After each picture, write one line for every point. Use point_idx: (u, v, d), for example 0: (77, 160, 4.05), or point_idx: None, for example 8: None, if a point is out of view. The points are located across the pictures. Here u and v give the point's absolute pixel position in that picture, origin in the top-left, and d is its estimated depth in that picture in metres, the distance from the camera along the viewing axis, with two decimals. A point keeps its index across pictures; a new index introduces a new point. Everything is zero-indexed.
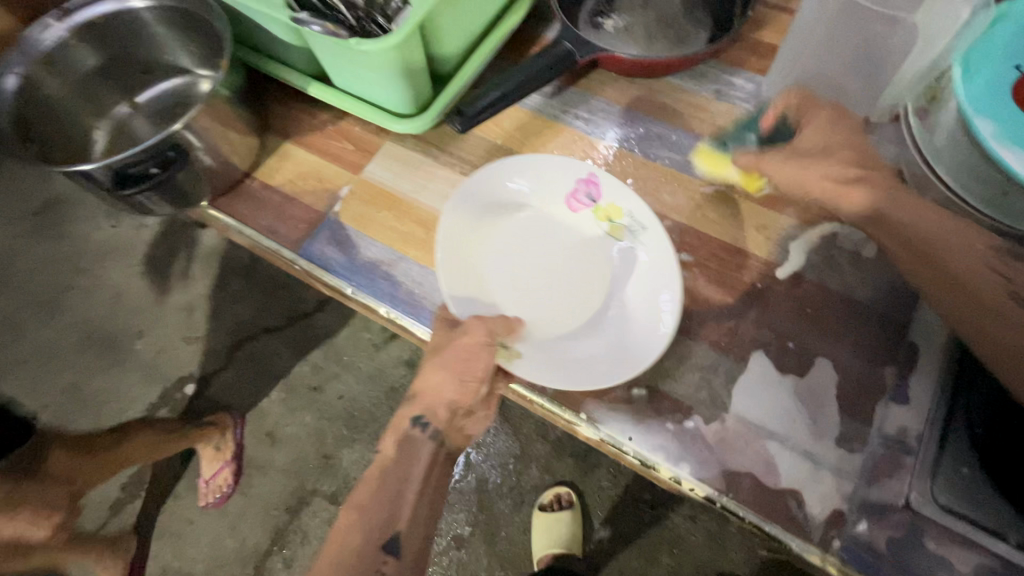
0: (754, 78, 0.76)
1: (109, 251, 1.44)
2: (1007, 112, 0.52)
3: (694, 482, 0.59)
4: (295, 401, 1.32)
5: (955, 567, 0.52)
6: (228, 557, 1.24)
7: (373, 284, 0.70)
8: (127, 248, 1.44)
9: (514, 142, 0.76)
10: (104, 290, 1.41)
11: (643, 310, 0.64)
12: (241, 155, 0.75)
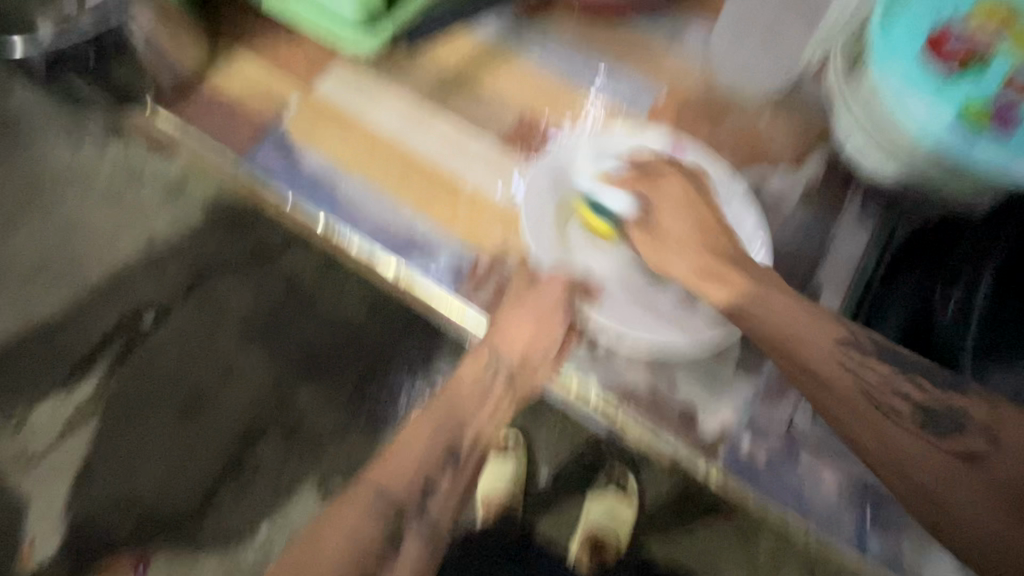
0: (706, 27, 0.78)
1: (45, 154, 1.25)
2: (912, 65, 0.57)
3: (605, 401, 0.64)
4: (259, 333, 1.15)
5: (818, 476, 0.61)
6: (177, 486, 1.10)
7: (316, 198, 0.72)
8: (61, 155, 1.25)
9: (465, 70, 0.77)
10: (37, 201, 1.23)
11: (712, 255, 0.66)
12: (187, 60, 0.76)
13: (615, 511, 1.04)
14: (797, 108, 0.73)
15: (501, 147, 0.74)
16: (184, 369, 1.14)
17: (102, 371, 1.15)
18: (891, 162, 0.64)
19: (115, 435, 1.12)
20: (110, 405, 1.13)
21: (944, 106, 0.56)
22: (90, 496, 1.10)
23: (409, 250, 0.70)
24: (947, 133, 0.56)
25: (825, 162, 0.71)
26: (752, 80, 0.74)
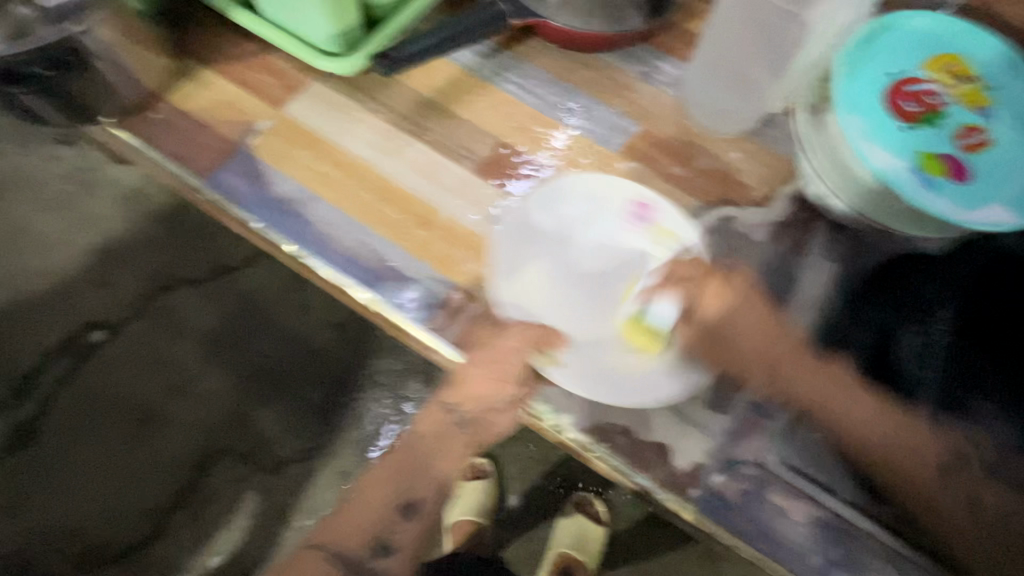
0: (679, 65, 0.80)
1: None
2: (873, 113, 0.59)
3: (576, 437, 0.64)
4: (215, 355, 1.09)
5: (788, 513, 0.61)
6: (123, 518, 1.02)
7: (283, 223, 0.70)
8: (8, 162, 1.17)
9: (441, 97, 0.77)
10: None
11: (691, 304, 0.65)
12: (150, 76, 0.73)
13: (584, 536, 1.00)
14: (764, 147, 0.75)
15: (477, 175, 0.73)
16: (134, 392, 1.07)
17: (42, 393, 1.07)
18: (852, 203, 0.65)
19: (55, 462, 1.04)
20: (51, 431, 1.05)
21: (904, 154, 0.58)
22: (25, 529, 1.01)
23: (379, 278, 0.69)
24: (910, 179, 0.57)
25: (792, 199, 0.73)
26: (725, 121, 0.75)
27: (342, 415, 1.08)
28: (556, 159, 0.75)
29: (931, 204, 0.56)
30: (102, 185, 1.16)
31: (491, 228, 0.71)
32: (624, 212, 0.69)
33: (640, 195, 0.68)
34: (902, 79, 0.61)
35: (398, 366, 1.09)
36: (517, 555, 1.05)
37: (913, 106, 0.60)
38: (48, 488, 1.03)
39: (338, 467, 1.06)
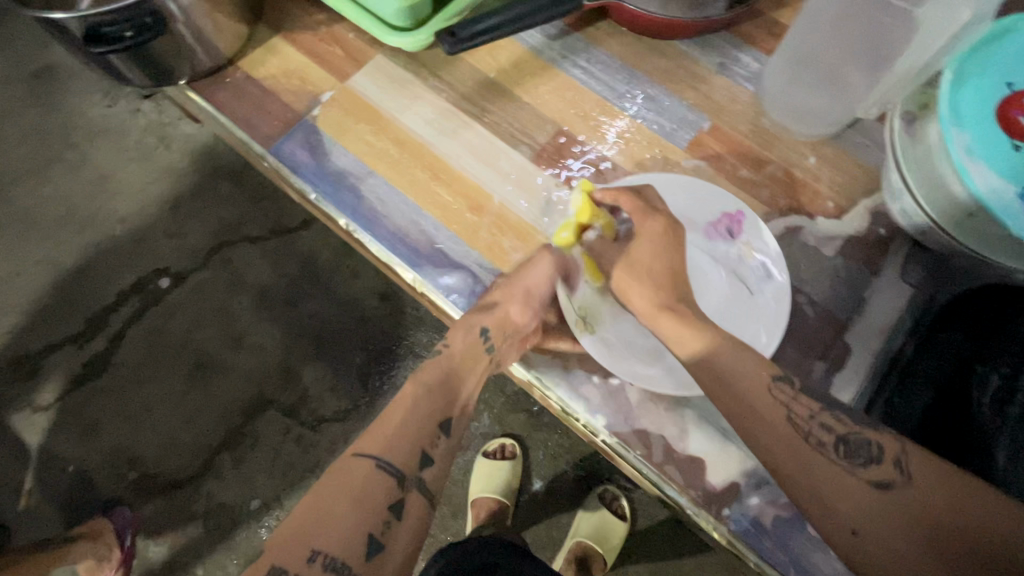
0: (760, 58, 0.74)
1: (77, 110, 1.25)
2: (983, 128, 0.53)
3: (608, 438, 0.63)
4: (267, 312, 1.14)
5: (825, 546, 0.58)
6: (177, 453, 1.09)
7: (339, 197, 0.71)
8: (93, 113, 1.24)
9: (504, 77, 0.75)
10: (63, 156, 1.23)
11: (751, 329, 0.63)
12: (225, 42, 0.75)
13: (607, 530, 0.99)
14: (845, 154, 0.70)
15: (533, 162, 0.71)
16: (193, 338, 1.13)
17: (114, 330, 1.14)
18: (942, 225, 0.59)
19: (121, 394, 1.12)
20: (119, 366, 1.13)
21: (1012, 176, 0.52)
22: (91, 454, 1.09)
23: (427, 258, 0.69)
24: (1015, 204, 0.51)
25: (870, 214, 0.67)
26: (803, 123, 0.70)
27: (380, 383, 1.10)
28: (617, 153, 0.72)
29: None
30: (175, 142, 1.21)
31: (543, 219, 0.70)
32: (715, 220, 0.67)
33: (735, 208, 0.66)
34: (1022, 91, 0.54)
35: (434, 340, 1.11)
36: (537, 540, 1.04)
37: None
38: (111, 418, 1.11)
39: None
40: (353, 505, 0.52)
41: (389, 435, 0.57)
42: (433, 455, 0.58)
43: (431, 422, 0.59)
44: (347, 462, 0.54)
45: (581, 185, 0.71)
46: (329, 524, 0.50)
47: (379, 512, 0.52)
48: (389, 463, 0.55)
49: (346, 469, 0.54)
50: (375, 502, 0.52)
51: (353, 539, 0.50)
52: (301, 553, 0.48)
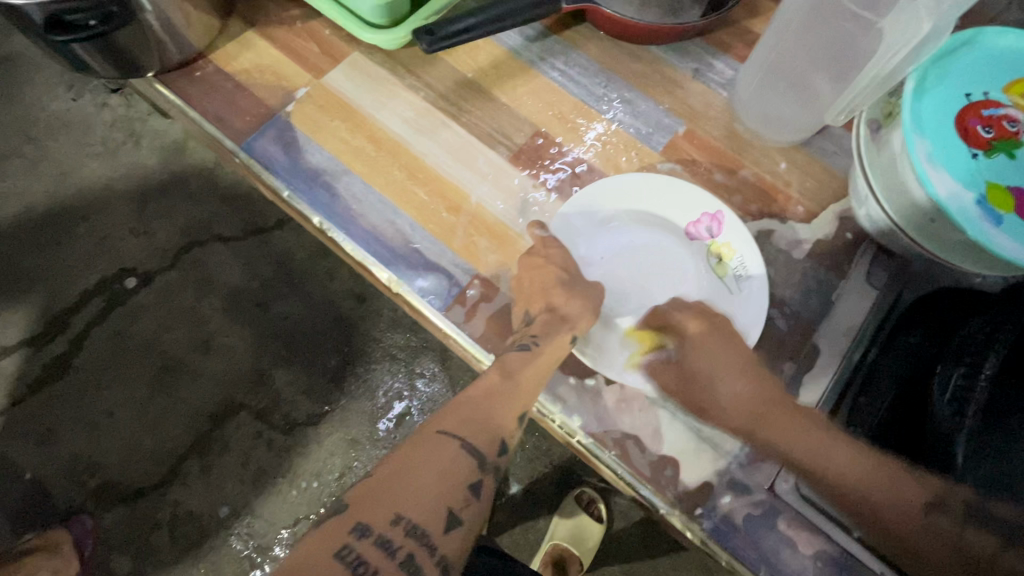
0: (734, 66, 0.75)
1: (39, 102, 1.20)
2: (942, 136, 0.55)
3: (584, 438, 0.63)
4: (239, 314, 1.11)
5: (795, 543, 0.59)
6: (141, 459, 1.05)
7: (313, 195, 0.70)
8: (57, 106, 1.20)
9: (483, 77, 0.75)
10: (23, 150, 1.18)
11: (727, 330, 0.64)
12: (197, 35, 0.73)
13: (582, 534, 0.99)
14: (814, 159, 0.72)
15: (511, 163, 0.71)
16: (161, 339, 1.10)
17: (76, 331, 1.10)
18: (907, 231, 0.60)
19: (82, 398, 1.07)
20: (81, 369, 1.08)
21: (970, 183, 0.53)
22: (48, 462, 1.05)
23: (404, 258, 0.68)
24: (973, 210, 0.53)
25: (837, 219, 0.69)
26: (772, 129, 0.72)
27: (355, 385, 1.09)
28: (594, 155, 0.72)
29: (996, 242, 0.51)
30: (145, 137, 1.18)
31: (519, 220, 0.70)
32: (694, 220, 0.67)
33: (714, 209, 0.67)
34: (978, 101, 0.57)
35: (412, 342, 1.10)
36: (512, 543, 1.04)
37: (985, 131, 0.55)
38: (70, 422, 1.06)
39: (346, 435, 1.07)
40: (437, 477, 0.46)
41: (468, 413, 0.52)
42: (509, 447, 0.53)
43: (499, 407, 0.54)
44: (427, 437, 0.49)
45: (559, 187, 0.71)
46: (416, 489, 0.45)
47: (460, 489, 0.47)
48: (472, 441, 0.49)
49: (428, 443, 0.48)
50: (456, 477, 0.47)
51: (430, 508, 0.45)
52: (385, 516, 0.43)
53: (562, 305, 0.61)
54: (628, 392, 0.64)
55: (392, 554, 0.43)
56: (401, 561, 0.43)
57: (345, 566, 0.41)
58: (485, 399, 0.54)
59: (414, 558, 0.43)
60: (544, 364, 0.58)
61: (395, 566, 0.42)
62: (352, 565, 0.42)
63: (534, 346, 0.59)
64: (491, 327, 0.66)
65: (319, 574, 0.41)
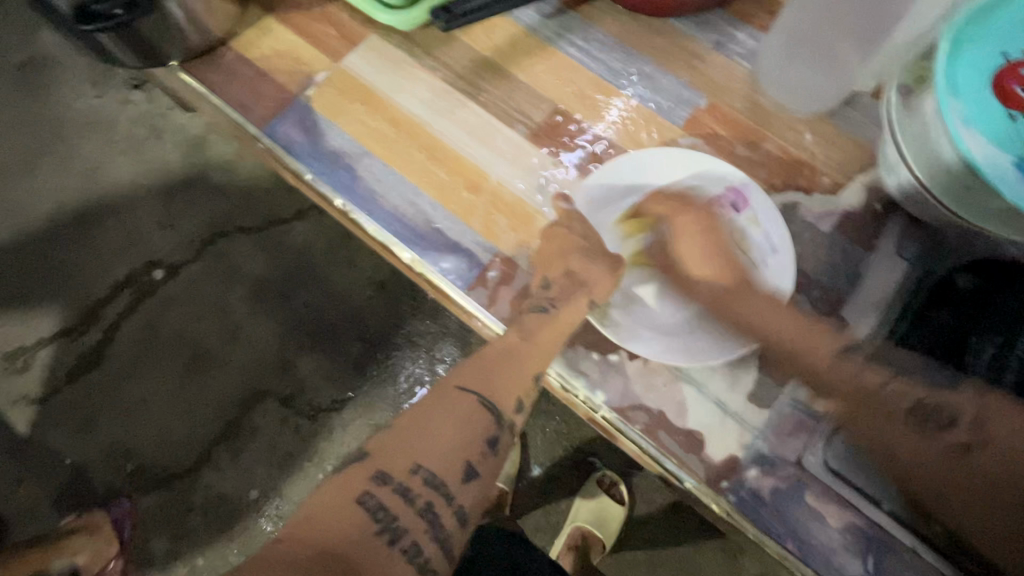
0: (756, 36, 0.74)
1: (66, 99, 1.23)
2: (979, 97, 0.53)
3: (608, 413, 0.63)
4: (263, 301, 1.13)
5: (822, 516, 0.59)
6: (175, 443, 1.09)
7: (334, 177, 0.71)
8: (83, 102, 1.23)
9: (500, 56, 0.74)
10: (53, 146, 1.21)
11: None
12: (217, 22, 0.74)
13: (605, 516, 0.99)
14: (841, 130, 0.70)
15: (530, 142, 0.71)
16: (191, 327, 1.13)
17: (109, 321, 1.13)
18: (940, 199, 0.58)
19: (117, 384, 1.11)
20: (115, 357, 1.12)
21: (1007, 145, 0.52)
22: (87, 446, 1.09)
23: (425, 239, 0.68)
24: (1010, 174, 0.51)
25: (865, 190, 0.68)
26: (798, 99, 0.70)
27: (377, 369, 1.10)
28: (614, 132, 0.72)
29: None
30: (167, 131, 1.21)
31: (537, 198, 0.69)
32: (718, 195, 0.66)
33: (739, 183, 0.66)
34: (1016, 61, 0.54)
35: (433, 327, 1.11)
36: (536, 523, 1.05)
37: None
38: (107, 408, 1.10)
39: (370, 419, 1.08)
40: (456, 430, 0.49)
41: (480, 374, 0.55)
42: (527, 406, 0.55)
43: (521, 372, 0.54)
44: (445, 393, 0.52)
45: (578, 164, 0.71)
46: (434, 441, 0.48)
47: (477, 442, 0.49)
48: (485, 398, 0.52)
49: (446, 398, 0.52)
50: (472, 431, 0.50)
51: (453, 462, 0.47)
52: (406, 466, 0.47)
53: None
54: (651, 368, 0.64)
55: (409, 501, 0.45)
56: (418, 508, 0.45)
57: (366, 511, 0.44)
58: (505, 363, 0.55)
59: (432, 506, 0.46)
60: (557, 327, 0.60)
61: (413, 513, 0.45)
62: (374, 512, 0.44)
63: (551, 308, 0.62)
64: (513, 305, 0.66)
65: (344, 519, 0.44)
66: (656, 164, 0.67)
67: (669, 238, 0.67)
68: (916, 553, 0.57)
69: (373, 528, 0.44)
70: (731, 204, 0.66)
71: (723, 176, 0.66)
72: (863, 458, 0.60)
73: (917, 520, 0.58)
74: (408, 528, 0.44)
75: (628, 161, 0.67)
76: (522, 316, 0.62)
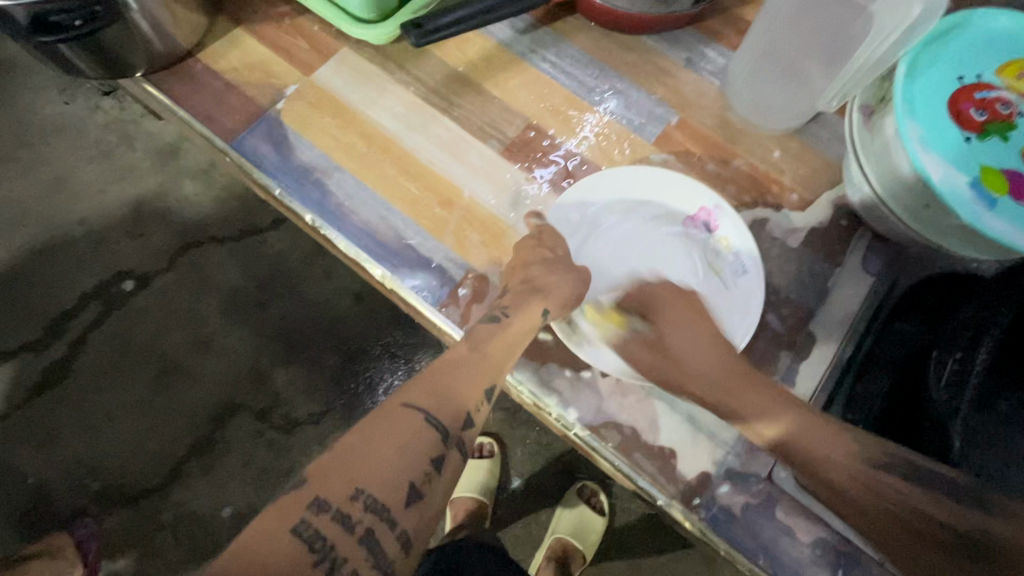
0: (726, 54, 0.75)
1: (30, 106, 1.19)
2: (935, 119, 0.54)
3: (581, 430, 0.63)
4: (236, 314, 1.11)
5: (792, 531, 0.59)
6: (142, 462, 1.05)
7: (304, 192, 0.70)
8: (48, 109, 1.19)
9: (474, 71, 0.74)
10: (16, 153, 1.17)
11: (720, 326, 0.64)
12: (184, 32, 0.72)
13: (584, 529, 0.99)
14: (808, 147, 0.71)
15: (503, 157, 0.71)
16: (159, 341, 1.10)
17: (74, 335, 1.10)
18: (902, 219, 0.60)
19: (81, 401, 1.07)
20: (80, 373, 1.08)
21: (962, 167, 0.53)
22: (48, 466, 1.05)
23: (396, 255, 0.68)
24: (965, 194, 0.52)
25: (832, 207, 0.69)
26: (766, 117, 0.71)
27: (353, 384, 1.08)
28: (587, 148, 0.72)
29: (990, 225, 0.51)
30: (138, 139, 1.18)
31: (509, 214, 0.69)
32: (690, 215, 0.67)
33: (713, 204, 0.66)
34: (970, 84, 0.56)
35: (410, 340, 1.09)
36: (515, 538, 1.04)
37: (978, 115, 0.55)
38: (71, 426, 1.06)
39: (345, 434, 1.07)
40: (398, 450, 0.45)
41: (434, 389, 0.51)
42: (477, 422, 0.51)
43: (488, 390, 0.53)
44: (389, 410, 0.48)
45: (551, 180, 0.71)
46: (376, 463, 0.44)
47: (422, 463, 0.46)
48: (435, 415, 0.49)
49: (391, 415, 0.47)
50: (417, 452, 0.46)
51: (394, 484, 0.44)
52: (345, 490, 0.43)
53: (540, 279, 0.61)
54: (624, 385, 0.64)
55: (350, 528, 0.42)
56: (359, 536, 0.42)
57: (302, 542, 0.40)
58: (459, 373, 0.53)
59: (373, 533, 0.42)
60: (509, 339, 0.57)
61: (353, 541, 0.41)
62: (310, 541, 0.40)
63: (503, 319, 0.59)
64: None
65: (274, 549, 0.39)
66: (633, 182, 0.68)
67: (641, 256, 0.67)
68: (884, 567, 0.58)
69: (308, 559, 0.40)
70: (703, 226, 0.67)
71: (698, 198, 0.67)
72: None
73: None
74: (347, 557, 0.41)
75: (604, 178, 0.67)
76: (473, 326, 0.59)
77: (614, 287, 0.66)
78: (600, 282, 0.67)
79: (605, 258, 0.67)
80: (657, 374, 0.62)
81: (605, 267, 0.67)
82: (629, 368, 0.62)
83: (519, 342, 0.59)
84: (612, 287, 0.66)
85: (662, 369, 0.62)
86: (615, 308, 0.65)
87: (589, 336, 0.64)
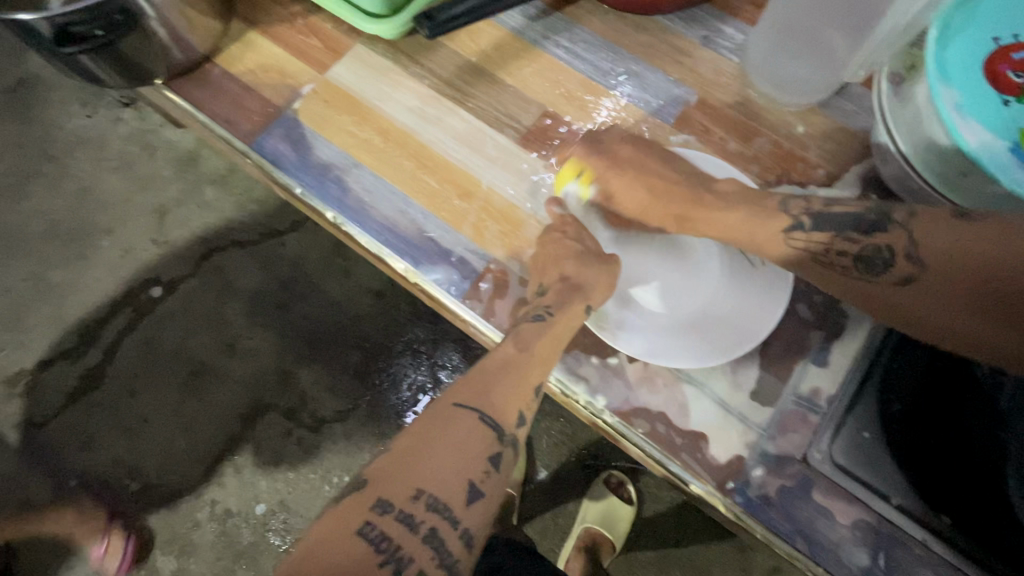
0: (744, 30, 0.73)
1: (55, 121, 1.22)
2: (969, 83, 0.52)
3: (611, 419, 0.63)
4: (261, 314, 1.13)
5: (831, 513, 0.58)
6: (178, 462, 1.08)
7: (324, 190, 0.70)
8: (72, 123, 1.22)
9: (486, 61, 0.74)
10: (44, 168, 1.20)
11: (749, 308, 0.63)
12: (200, 38, 0.73)
13: (613, 517, 0.99)
14: (832, 121, 0.69)
15: (520, 146, 0.71)
16: (188, 344, 1.12)
17: (108, 340, 1.13)
18: (936, 188, 0.58)
19: (118, 404, 1.10)
20: (115, 377, 1.11)
21: (1000, 131, 0.51)
22: (90, 469, 1.08)
23: (417, 249, 0.68)
24: (1004, 158, 0.50)
25: (860, 180, 0.67)
26: (788, 92, 0.69)
27: (377, 379, 1.10)
28: (605, 133, 0.71)
29: None
30: (159, 148, 1.20)
31: (527, 204, 0.69)
32: None
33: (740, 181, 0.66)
34: (1006, 45, 0.54)
35: (432, 335, 1.10)
36: (545, 528, 1.04)
37: (1015, 76, 0.53)
38: (109, 428, 1.09)
39: (373, 429, 1.08)
40: (456, 451, 0.46)
41: (479, 386, 0.51)
42: (529, 419, 0.53)
43: (525, 384, 0.53)
44: (443, 413, 0.48)
45: None
46: (435, 463, 0.45)
47: (479, 461, 0.47)
48: (488, 414, 0.49)
49: (445, 417, 0.48)
50: (474, 451, 0.47)
51: (457, 484, 0.45)
52: (405, 491, 0.44)
53: (576, 275, 0.60)
54: (653, 371, 0.63)
55: (413, 529, 0.43)
56: (423, 535, 0.43)
57: (368, 544, 0.41)
58: (502, 370, 0.53)
59: (437, 532, 0.43)
60: (556, 333, 0.57)
61: (417, 541, 0.42)
62: (375, 542, 0.41)
63: (548, 316, 0.58)
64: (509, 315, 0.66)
65: (344, 553, 0.41)
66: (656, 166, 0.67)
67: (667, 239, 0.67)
68: (929, 549, 0.56)
69: (376, 560, 0.41)
70: None
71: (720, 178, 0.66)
72: (870, 453, 0.58)
73: (926, 512, 0.57)
74: (412, 557, 0.42)
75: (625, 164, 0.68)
76: (518, 324, 0.58)
77: (641, 272, 0.66)
78: (627, 268, 0.66)
79: (631, 243, 0.67)
80: (686, 356, 0.61)
81: (631, 253, 0.67)
82: (658, 351, 0.61)
83: (565, 337, 0.58)
84: (639, 272, 0.66)
85: (692, 352, 0.61)
86: (643, 293, 0.65)
87: (618, 322, 0.63)
